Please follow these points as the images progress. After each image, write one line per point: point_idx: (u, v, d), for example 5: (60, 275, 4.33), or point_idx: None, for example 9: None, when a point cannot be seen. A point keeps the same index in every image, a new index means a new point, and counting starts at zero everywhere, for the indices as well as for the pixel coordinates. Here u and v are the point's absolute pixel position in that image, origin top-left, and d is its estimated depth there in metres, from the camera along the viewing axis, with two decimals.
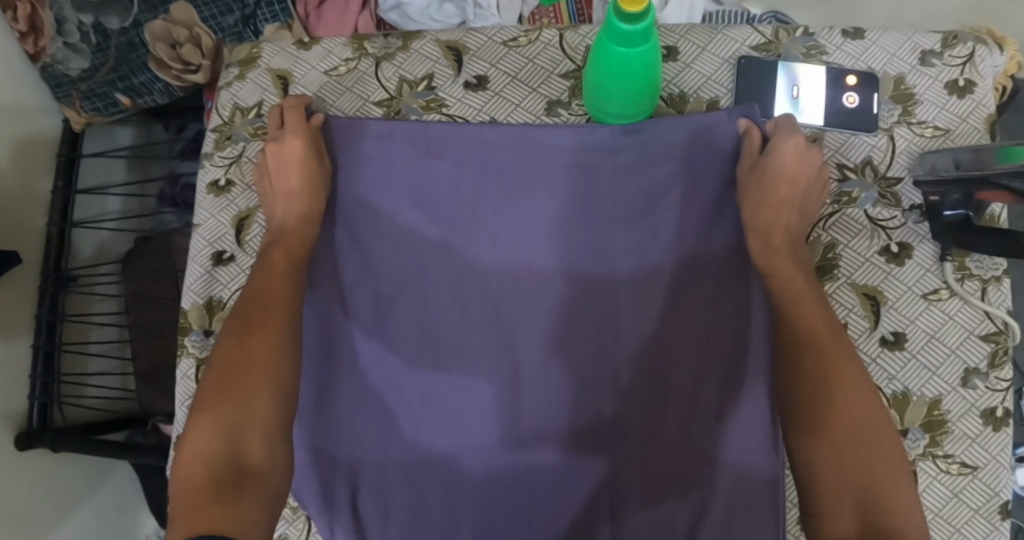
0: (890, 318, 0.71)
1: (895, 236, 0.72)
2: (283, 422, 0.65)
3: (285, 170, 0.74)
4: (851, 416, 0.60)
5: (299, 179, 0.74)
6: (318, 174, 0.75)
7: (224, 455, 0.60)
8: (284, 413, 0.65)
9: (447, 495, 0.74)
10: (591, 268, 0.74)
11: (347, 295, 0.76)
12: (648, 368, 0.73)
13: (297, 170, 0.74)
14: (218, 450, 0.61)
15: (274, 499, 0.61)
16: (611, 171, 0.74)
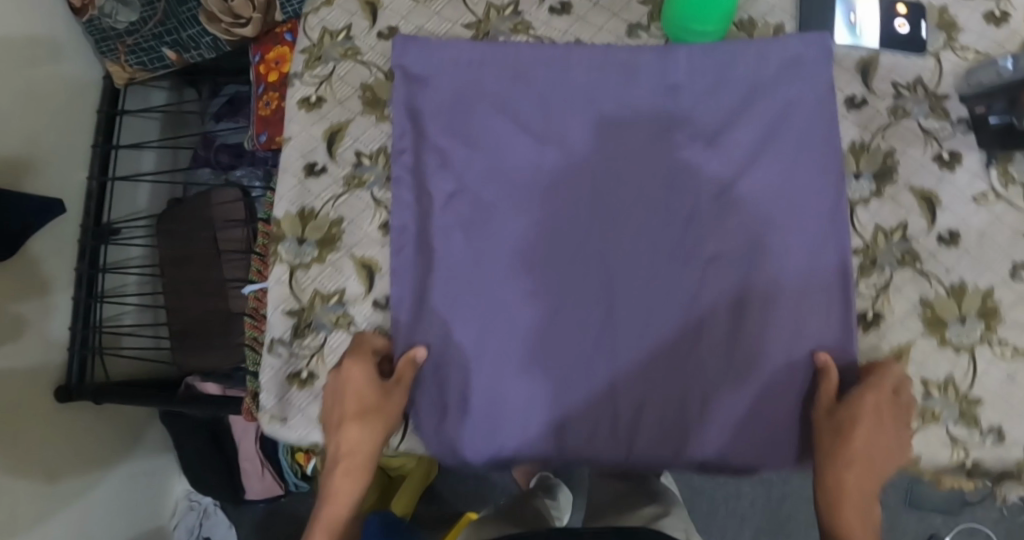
0: (947, 216, 0.78)
1: (947, 145, 0.79)
2: None
3: (355, 400, 0.73)
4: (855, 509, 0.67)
5: (365, 436, 0.72)
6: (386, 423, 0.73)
7: None
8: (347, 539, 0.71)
9: (541, 386, 0.77)
10: (676, 177, 0.79)
11: (434, 199, 0.79)
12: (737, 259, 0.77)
13: (364, 420, 0.72)
14: None
15: None
16: (693, 90, 0.80)
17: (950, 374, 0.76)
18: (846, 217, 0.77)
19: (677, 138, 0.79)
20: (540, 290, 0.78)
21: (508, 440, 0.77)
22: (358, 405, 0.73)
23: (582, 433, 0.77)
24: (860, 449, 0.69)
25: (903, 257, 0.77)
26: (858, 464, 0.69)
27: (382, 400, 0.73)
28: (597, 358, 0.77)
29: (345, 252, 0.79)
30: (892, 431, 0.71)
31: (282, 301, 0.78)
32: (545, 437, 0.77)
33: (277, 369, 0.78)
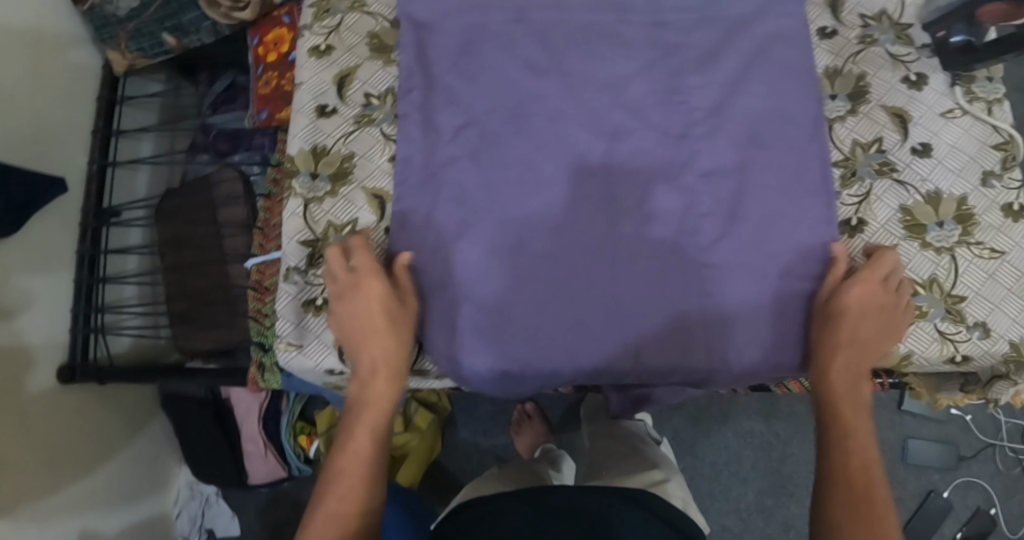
0: (919, 131, 0.84)
1: (913, 68, 0.86)
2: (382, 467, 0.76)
3: (376, 310, 0.76)
4: (845, 385, 0.76)
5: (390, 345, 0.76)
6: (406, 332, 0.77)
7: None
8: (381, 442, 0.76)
9: (555, 304, 0.80)
10: (669, 102, 0.84)
11: (441, 130, 0.83)
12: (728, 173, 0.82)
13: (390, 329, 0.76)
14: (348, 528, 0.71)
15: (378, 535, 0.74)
16: (678, 23, 0.86)
17: (934, 273, 0.81)
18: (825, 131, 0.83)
19: (668, 66, 0.85)
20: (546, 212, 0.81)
21: (526, 358, 0.80)
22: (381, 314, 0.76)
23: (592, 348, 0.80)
24: (854, 335, 0.76)
25: (881, 167, 0.83)
26: (851, 348, 0.76)
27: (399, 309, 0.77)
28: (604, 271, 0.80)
29: (357, 184, 0.82)
30: (895, 310, 0.77)
31: (297, 232, 0.81)
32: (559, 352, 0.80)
33: (293, 296, 0.80)
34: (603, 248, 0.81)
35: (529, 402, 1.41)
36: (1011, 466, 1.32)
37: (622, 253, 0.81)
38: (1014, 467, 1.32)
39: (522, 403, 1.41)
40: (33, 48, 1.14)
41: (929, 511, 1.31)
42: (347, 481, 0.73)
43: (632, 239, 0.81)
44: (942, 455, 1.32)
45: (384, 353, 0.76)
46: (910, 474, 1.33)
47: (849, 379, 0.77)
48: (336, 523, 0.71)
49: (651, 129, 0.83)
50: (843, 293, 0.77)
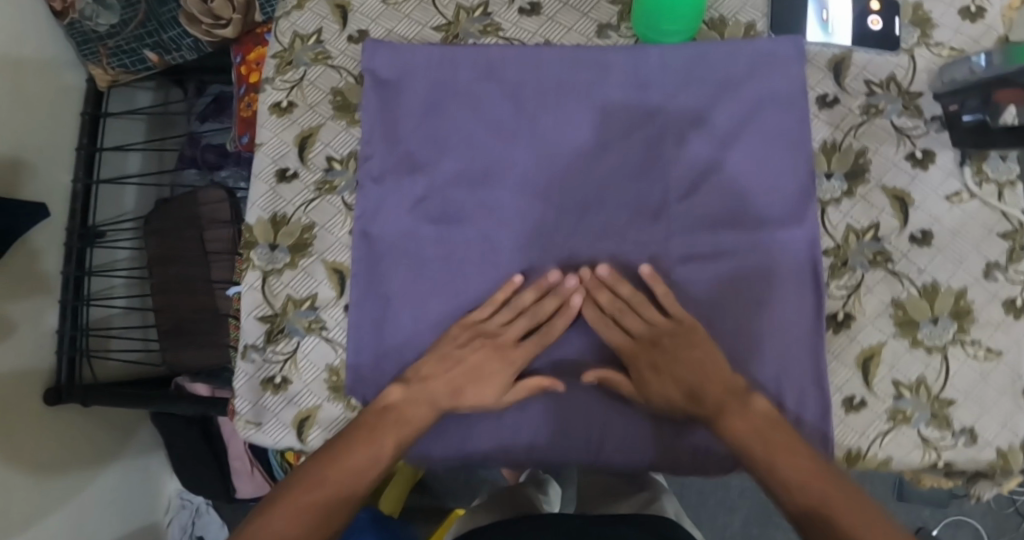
0: (920, 217, 0.77)
1: (920, 144, 0.78)
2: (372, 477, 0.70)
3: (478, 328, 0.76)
4: (733, 382, 0.72)
5: (478, 352, 0.75)
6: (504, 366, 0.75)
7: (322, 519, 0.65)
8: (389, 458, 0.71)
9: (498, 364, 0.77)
10: (647, 175, 0.78)
11: (404, 201, 0.79)
12: (709, 256, 0.77)
13: (480, 350, 0.76)
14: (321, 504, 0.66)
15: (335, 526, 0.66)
16: (659, 87, 0.79)
17: (922, 375, 0.76)
18: (816, 214, 0.77)
19: (650, 134, 0.79)
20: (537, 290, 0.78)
21: (473, 429, 0.79)
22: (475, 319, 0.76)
23: (552, 427, 0.77)
24: (709, 352, 0.73)
25: (876, 257, 0.77)
26: (706, 359, 0.73)
27: (530, 330, 0.76)
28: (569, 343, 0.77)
29: (318, 257, 0.79)
30: None
31: (255, 307, 0.79)
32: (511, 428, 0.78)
33: (251, 375, 0.79)
34: (564, 333, 0.77)
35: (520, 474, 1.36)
36: (1006, 509, 1.28)
37: (584, 341, 0.77)
38: (1009, 510, 1.27)
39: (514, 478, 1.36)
40: (10, 68, 1.11)
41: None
42: (347, 462, 0.69)
43: (593, 322, 0.77)
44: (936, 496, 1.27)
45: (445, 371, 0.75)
46: (902, 512, 1.29)
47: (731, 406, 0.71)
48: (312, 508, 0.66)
49: (625, 204, 0.78)
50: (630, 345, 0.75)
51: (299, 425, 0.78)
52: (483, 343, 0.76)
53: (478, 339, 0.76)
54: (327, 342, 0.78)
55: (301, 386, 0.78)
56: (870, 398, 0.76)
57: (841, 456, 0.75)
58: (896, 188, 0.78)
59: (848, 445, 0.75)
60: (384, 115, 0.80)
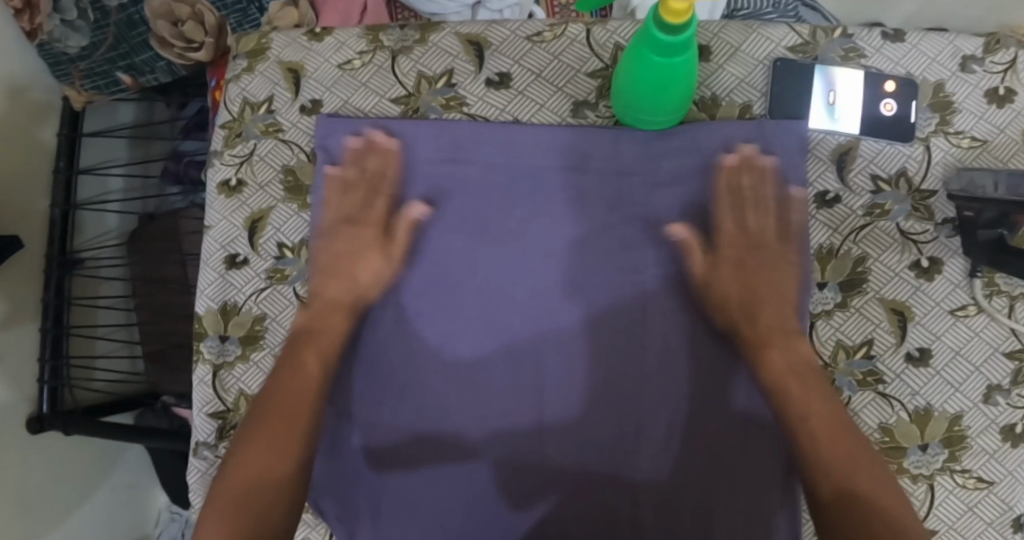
0: (917, 333, 0.71)
1: (926, 251, 0.71)
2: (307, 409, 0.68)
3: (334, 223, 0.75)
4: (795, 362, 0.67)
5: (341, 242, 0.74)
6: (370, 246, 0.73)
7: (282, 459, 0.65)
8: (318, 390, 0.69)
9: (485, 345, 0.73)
10: (623, 281, 0.71)
11: (357, 295, 0.75)
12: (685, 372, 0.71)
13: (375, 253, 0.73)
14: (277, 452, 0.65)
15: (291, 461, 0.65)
16: (642, 177, 0.71)
17: None
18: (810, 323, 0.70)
19: (627, 232, 0.71)
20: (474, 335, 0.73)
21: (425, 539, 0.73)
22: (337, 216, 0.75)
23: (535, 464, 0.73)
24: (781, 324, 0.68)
25: (867, 377, 0.71)
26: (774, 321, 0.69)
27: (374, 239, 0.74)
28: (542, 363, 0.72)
29: (269, 350, 0.77)
30: None
31: (206, 401, 0.77)
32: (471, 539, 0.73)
33: (203, 472, 0.77)
34: (530, 446, 0.73)
35: None
36: None
37: (549, 457, 0.72)
38: None
39: None
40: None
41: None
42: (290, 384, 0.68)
43: (553, 428, 0.72)
44: None
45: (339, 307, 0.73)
46: None
47: (777, 329, 0.68)
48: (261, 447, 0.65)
49: (600, 311, 0.72)
50: (712, 271, 0.70)
51: None
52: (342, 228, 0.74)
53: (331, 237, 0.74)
54: None
55: None
56: None
57: None
58: (894, 299, 0.71)
59: None
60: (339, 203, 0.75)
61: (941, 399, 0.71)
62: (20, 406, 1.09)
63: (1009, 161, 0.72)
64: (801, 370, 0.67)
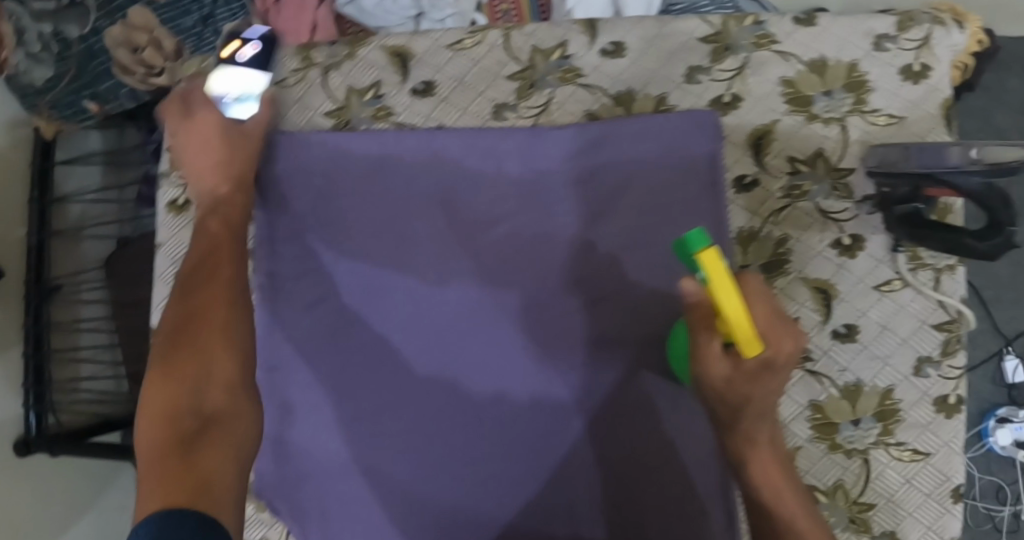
0: (844, 309, 0.71)
1: (848, 228, 0.72)
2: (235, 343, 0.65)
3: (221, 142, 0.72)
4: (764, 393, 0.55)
5: (207, 155, 0.71)
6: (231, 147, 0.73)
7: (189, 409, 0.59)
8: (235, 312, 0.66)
9: (435, 320, 0.75)
10: (408, 269, 0.74)
11: (285, 302, 0.76)
12: (617, 354, 0.73)
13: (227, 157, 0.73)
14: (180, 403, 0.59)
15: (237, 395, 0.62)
16: (412, 166, 0.75)
17: (840, 479, 0.71)
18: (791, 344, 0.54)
19: (550, 224, 0.74)
20: (406, 333, 0.75)
21: None
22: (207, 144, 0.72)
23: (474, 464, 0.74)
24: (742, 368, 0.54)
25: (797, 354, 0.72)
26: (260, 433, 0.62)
27: (218, 134, 0.72)
28: (471, 356, 0.75)
29: None
30: None
31: None
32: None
33: None
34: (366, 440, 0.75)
35: None
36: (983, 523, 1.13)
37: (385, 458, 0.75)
38: (985, 524, 1.12)
39: None
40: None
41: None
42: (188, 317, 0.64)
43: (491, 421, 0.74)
44: None
45: (229, 214, 0.71)
46: None
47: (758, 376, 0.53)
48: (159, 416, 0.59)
49: (381, 307, 0.75)
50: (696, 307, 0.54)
51: None
52: (219, 131, 0.72)
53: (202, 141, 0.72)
54: None
55: None
56: None
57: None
58: (819, 276, 0.72)
59: None
60: (270, 216, 0.77)
61: (873, 375, 0.71)
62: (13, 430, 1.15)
63: (928, 137, 0.73)
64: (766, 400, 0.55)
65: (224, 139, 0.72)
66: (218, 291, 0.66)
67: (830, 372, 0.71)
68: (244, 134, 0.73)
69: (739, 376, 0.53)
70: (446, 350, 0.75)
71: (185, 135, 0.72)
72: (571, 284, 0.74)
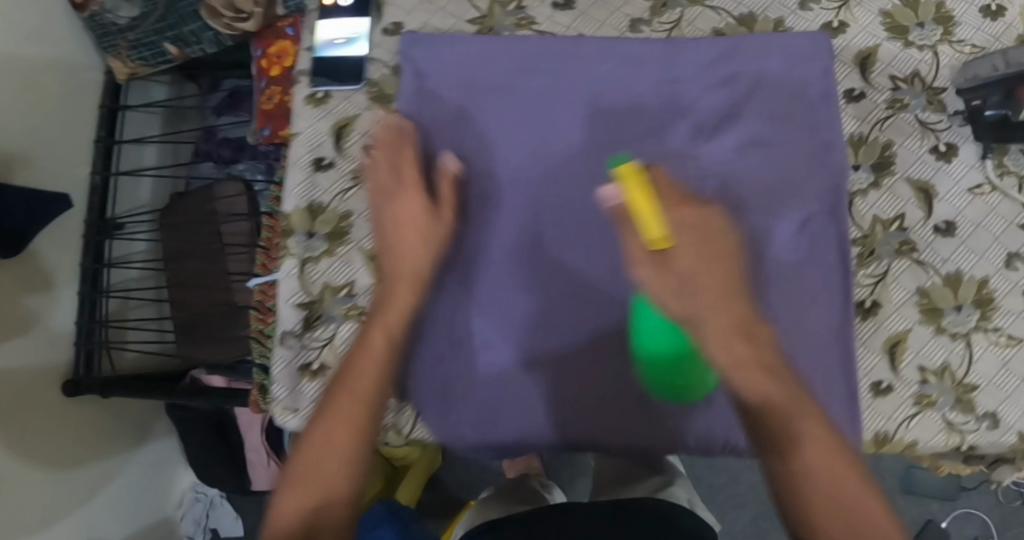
0: (943, 208, 0.80)
1: (943, 137, 0.81)
2: (367, 427, 0.68)
3: (409, 230, 0.76)
4: (710, 288, 0.64)
5: (409, 234, 0.75)
6: (431, 225, 0.76)
7: (314, 501, 0.64)
8: (380, 402, 0.70)
9: (577, 205, 0.80)
10: (531, 187, 0.80)
11: (430, 182, 0.80)
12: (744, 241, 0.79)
13: (418, 236, 0.75)
14: (310, 490, 0.65)
15: (360, 475, 0.67)
16: (494, 146, 0.81)
17: (947, 360, 0.78)
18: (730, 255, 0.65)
19: (683, 124, 0.81)
20: (551, 214, 0.80)
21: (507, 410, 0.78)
22: (405, 224, 0.76)
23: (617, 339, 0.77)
24: (684, 263, 0.64)
25: (904, 245, 0.79)
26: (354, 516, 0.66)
27: (419, 208, 0.76)
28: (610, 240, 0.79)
29: (356, 246, 0.80)
30: None
31: (293, 294, 0.80)
32: (552, 410, 0.78)
33: (289, 361, 0.79)
34: (487, 342, 0.79)
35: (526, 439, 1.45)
36: None
37: (508, 358, 0.79)
38: None
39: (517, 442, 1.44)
40: (24, 70, 1.11)
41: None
42: (344, 393, 0.69)
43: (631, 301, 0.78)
44: (943, 487, 1.36)
45: (389, 324, 0.73)
46: None
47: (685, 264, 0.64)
48: (295, 491, 0.65)
49: (505, 221, 0.80)
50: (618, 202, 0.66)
51: None
52: (417, 222, 0.76)
53: (402, 223, 0.76)
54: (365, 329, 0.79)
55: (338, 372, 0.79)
56: (897, 383, 0.78)
57: (869, 440, 0.77)
58: (920, 178, 0.80)
59: (875, 429, 0.77)
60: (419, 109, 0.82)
61: (969, 263, 0.79)
62: (50, 371, 1.17)
63: None
64: (723, 315, 0.64)
65: (400, 225, 0.76)
66: (361, 398, 0.69)
67: (933, 261, 0.79)
68: (430, 206, 0.77)
69: (669, 275, 0.64)
70: (588, 233, 0.79)
71: (384, 208, 0.77)
72: (700, 175, 0.80)
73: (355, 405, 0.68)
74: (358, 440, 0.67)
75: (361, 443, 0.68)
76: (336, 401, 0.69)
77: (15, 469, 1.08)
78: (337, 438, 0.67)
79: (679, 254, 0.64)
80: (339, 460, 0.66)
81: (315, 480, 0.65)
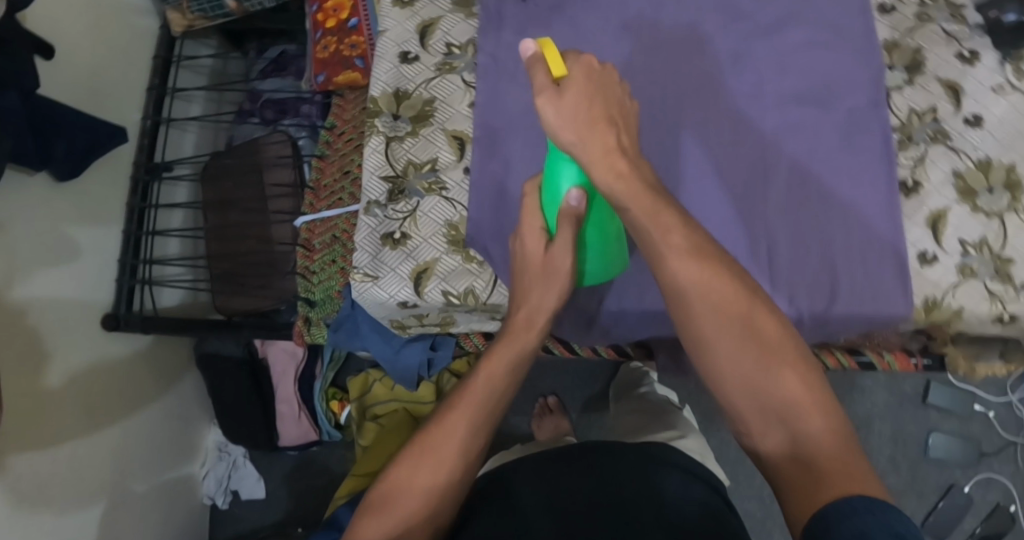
0: (971, 103, 0.88)
1: (967, 45, 0.90)
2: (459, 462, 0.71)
3: (530, 284, 0.77)
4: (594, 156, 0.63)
5: (533, 281, 0.76)
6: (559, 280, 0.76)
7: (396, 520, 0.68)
8: (477, 433, 0.72)
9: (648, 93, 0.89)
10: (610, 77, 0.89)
11: (508, 70, 0.87)
12: (791, 129, 0.87)
13: (543, 292, 0.76)
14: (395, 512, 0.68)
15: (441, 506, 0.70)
16: (570, 43, 0.89)
17: (984, 236, 0.84)
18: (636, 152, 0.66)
19: (739, 28, 0.90)
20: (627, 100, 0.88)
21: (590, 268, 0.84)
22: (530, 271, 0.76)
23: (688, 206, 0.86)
24: (582, 128, 0.63)
25: (937, 134, 0.88)
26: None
27: (546, 277, 0.75)
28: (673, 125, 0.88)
29: (439, 127, 0.87)
30: (839, 273, 0.83)
31: (378, 168, 0.86)
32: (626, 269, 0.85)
33: (373, 229, 0.84)
34: None
35: (552, 397, 1.46)
36: None
37: None
38: None
39: (545, 398, 1.46)
40: (93, 6, 1.15)
41: (943, 508, 1.32)
42: (448, 425, 0.72)
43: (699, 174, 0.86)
44: (963, 451, 1.33)
45: (494, 372, 0.75)
46: (934, 471, 1.34)
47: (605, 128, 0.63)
48: (381, 510, 0.69)
49: None
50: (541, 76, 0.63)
51: (416, 276, 0.82)
52: (543, 265, 0.75)
53: (528, 269, 0.76)
54: (446, 200, 0.84)
55: (420, 239, 0.83)
56: (941, 255, 0.84)
57: (919, 307, 0.83)
58: (948, 78, 0.89)
59: (923, 295, 0.83)
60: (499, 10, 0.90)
61: (999, 151, 0.86)
62: (93, 305, 1.15)
63: None
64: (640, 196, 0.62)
65: (524, 280, 0.77)
66: (460, 434, 0.72)
67: (964, 149, 0.87)
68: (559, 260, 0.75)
69: (567, 113, 0.62)
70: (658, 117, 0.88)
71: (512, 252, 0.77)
72: (754, 72, 0.89)
73: (453, 438, 0.71)
74: (447, 471, 0.70)
75: (452, 471, 0.71)
76: (437, 431, 0.72)
77: (60, 391, 1.06)
78: (429, 469, 0.70)
79: (572, 111, 0.62)
80: (427, 485, 0.70)
81: (395, 506, 0.69)
